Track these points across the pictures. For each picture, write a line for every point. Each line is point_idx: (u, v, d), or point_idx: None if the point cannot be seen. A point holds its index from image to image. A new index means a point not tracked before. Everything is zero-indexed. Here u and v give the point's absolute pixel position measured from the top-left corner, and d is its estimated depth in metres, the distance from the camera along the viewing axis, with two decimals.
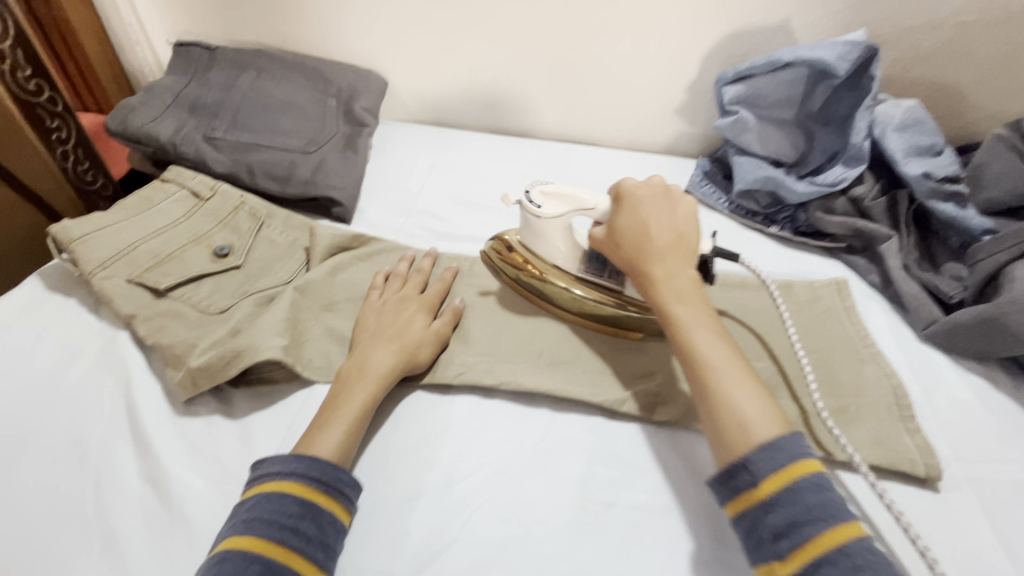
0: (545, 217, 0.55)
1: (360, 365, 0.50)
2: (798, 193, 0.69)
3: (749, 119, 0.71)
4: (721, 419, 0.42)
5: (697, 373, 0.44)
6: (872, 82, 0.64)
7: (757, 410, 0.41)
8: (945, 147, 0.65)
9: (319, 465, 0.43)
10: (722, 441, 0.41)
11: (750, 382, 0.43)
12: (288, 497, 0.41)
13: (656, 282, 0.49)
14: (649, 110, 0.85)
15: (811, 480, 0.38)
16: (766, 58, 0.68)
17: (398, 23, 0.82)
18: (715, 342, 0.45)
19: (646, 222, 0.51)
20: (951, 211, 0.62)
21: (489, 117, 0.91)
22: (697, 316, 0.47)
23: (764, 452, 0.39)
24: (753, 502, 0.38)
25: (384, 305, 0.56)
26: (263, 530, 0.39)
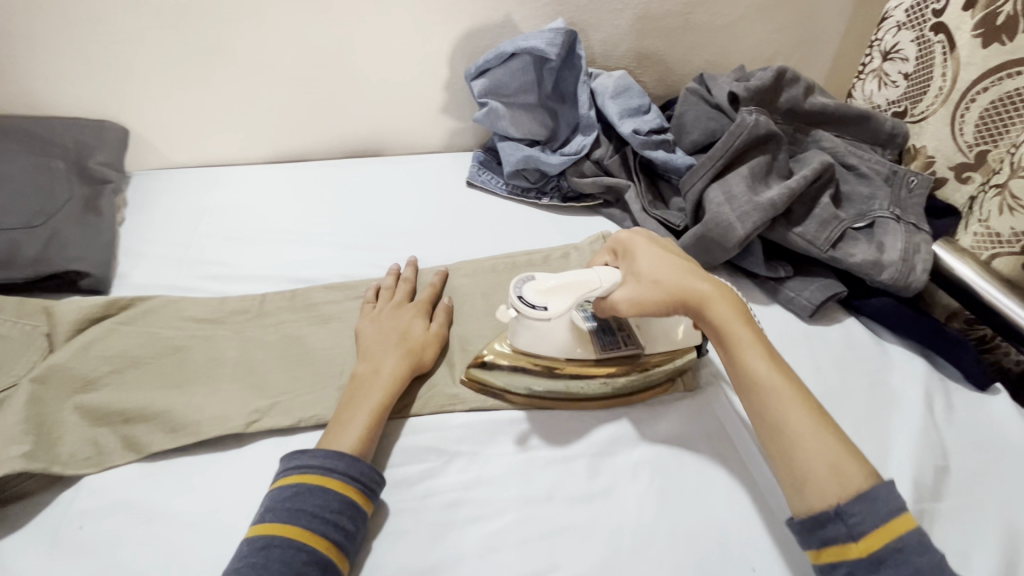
0: (552, 317, 0.48)
1: (371, 373, 0.51)
2: (553, 165, 0.78)
3: (499, 107, 0.78)
4: (809, 469, 0.42)
5: (773, 412, 0.45)
6: (581, 60, 0.77)
7: (845, 450, 0.42)
8: (651, 106, 0.78)
9: (357, 465, 0.45)
10: (817, 486, 0.41)
11: (821, 418, 0.44)
12: (330, 493, 0.43)
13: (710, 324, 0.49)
14: (419, 114, 0.89)
15: (913, 539, 0.38)
16: (495, 52, 0.76)
17: (122, 65, 0.74)
18: (781, 379, 0.46)
19: (680, 264, 0.51)
20: (662, 156, 0.74)
21: (262, 146, 0.87)
22: (758, 355, 0.47)
23: (862, 502, 0.39)
24: (851, 555, 0.39)
25: (382, 315, 0.58)
26: (306, 521, 0.41)
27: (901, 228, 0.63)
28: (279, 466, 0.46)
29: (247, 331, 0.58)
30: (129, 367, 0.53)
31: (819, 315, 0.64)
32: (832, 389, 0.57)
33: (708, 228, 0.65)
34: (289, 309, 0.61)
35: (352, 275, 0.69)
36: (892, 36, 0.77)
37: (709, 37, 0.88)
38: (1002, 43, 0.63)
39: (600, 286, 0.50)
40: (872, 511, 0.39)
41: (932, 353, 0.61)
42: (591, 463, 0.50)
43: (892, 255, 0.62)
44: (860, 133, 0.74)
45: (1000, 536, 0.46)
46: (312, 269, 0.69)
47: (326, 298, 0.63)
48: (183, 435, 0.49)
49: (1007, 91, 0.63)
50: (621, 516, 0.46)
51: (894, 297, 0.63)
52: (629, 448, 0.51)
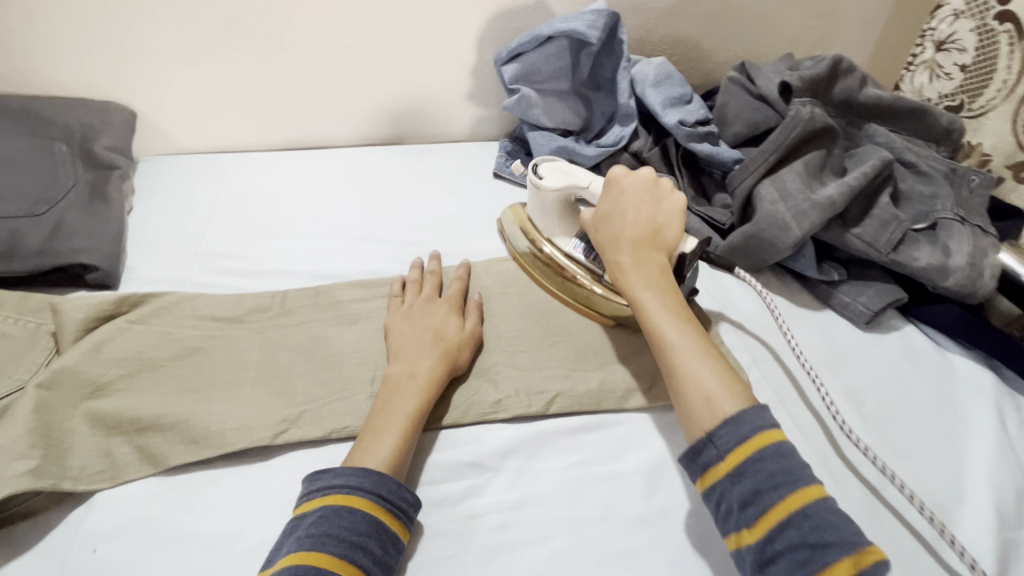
0: (540, 185, 0.58)
1: (405, 375, 0.48)
2: (588, 156, 0.74)
3: (531, 95, 0.74)
4: (688, 399, 0.43)
5: (661, 353, 0.45)
6: (622, 46, 0.72)
7: (725, 385, 0.42)
8: (695, 96, 0.74)
9: (386, 483, 0.41)
10: (692, 416, 0.42)
11: (703, 355, 0.44)
12: (357, 513, 0.39)
13: (626, 268, 0.50)
14: (440, 99, 0.84)
15: (773, 450, 0.39)
16: (529, 35, 0.70)
17: (128, 43, 0.69)
18: (675, 322, 0.46)
19: (621, 213, 0.52)
20: (708, 149, 0.69)
21: (276, 132, 0.82)
22: (661, 303, 0.47)
23: (727, 425, 0.40)
24: (721, 474, 0.39)
25: (414, 311, 0.54)
26: (331, 545, 0.37)
27: (967, 231, 0.59)
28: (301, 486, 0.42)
29: (269, 332, 0.54)
30: (142, 372, 0.49)
31: (876, 322, 0.61)
32: (895, 404, 0.53)
33: (760, 228, 0.61)
34: (312, 307, 0.57)
35: (378, 271, 0.64)
36: (949, 25, 0.72)
37: (752, 23, 0.83)
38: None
39: (588, 189, 0.57)
40: (738, 435, 0.39)
41: (998, 363, 0.57)
42: (647, 481, 0.46)
43: (959, 260, 0.57)
44: (916, 128, 0.70)
45: None
46: (333, 264, 0.65)
47: (352, 296, 0.59)
48: (203, 447, 0.45)
49: None
50: (685, 540, 0.43)
51: (957, 304, 0.60)
52: (686, 466, 0.47)
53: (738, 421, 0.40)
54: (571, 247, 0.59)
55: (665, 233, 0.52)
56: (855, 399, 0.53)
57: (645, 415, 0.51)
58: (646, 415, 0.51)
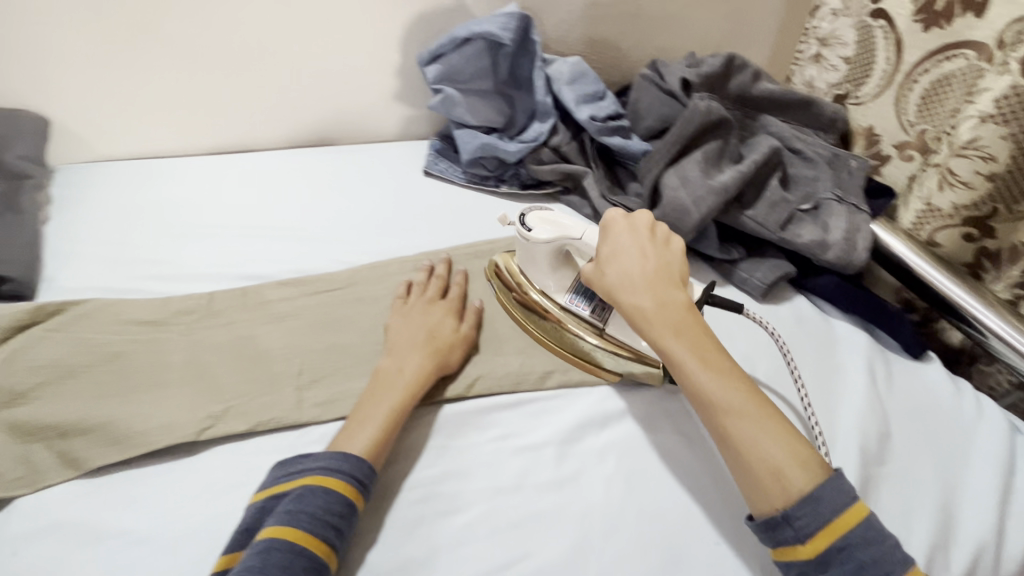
0: (531, 239, 0.56)
1: (395, 372, 0.51)
2: (511, 152, 0.77)
3: (454, 94, 0.77)
4: (755, 471, 0.42)
5: (715, 421, 0.44)
6: (535, 45, 0.76)
7: (790, 455, 0.42)
8: (608, 93, 0.78)
9: (364, 467, 0.44)
10: (758, 490, 0.42)
11: (756, 416, 0.43)
12: (333, 494, 0.42)
13: (653, 323, 0.48)
14: (369, 100, 0.86)
15: (859, 534, 0.39)
16: (448, 37, 0.74)
17: (36, 49, 0.67)
18: (724, 384, 0.45)
19: (630, 263, 0.51)
20: (618, 142, 0.74)
21: (201, 137, 0.82)
22: (697, 357, 0.46)
23: (805, 504, 0.40)
24: (802, 557, 0.40)
25: (413, 311, 0.57)
26: (305, 523, 0.40)
27: (844, 209, 0.67)
28: (273, 471, 0.45)
29: (195, 333, 0.55)
30: (62, 378, 0.49)
31: (771, 294, 0.67)
32: (784, 366, 0.59)
33: (665, 213, 0.67)
34: (239, 307, 0.58)
35: (306, 269, 0.66)
36: (830, 23, 0.81)
37: (662, 23, 0.89)
38: (945, 28, 0.65)
39: (582, 240, 0.55)
40: (818, 515, 0.40)
41: (872, 326, 0.64)
42: (558, 450, 0.50)
43: (836, 235, 0.65)
44: (806, 118, 0.77)
45: (935, 491, 0.49)
46: (262, 265, 0.65)
47: (279, 295, 0.60)
48: (126, 447, 0.46)
49: (946, 74, 0.65)
50: (592, 498, 0.47)
51: (839, 275, 0.66)
52: (595, 432, 0.52)
53: (816, 499, 0.40)
54: (566, 299, 0.58)
55: (677, 272, 0.51)
56: (750, 364, 0.59)
57: (558, 391, 0.55)
58: (559, 390, 0.55)
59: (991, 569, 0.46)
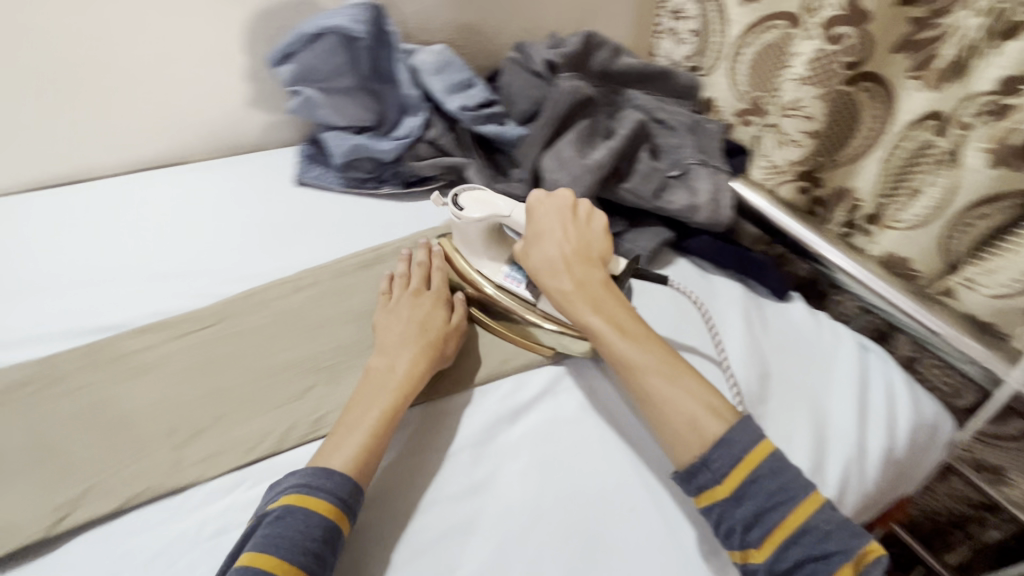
0: (462, 220, 0.57)
1: (386, 370, 0.50)
2: (386, 151, 0.73)
3: (314, 95, 0.72)
4: (671, 422, 0.45)
5: (633, 380, 0.48)
6: (392, 36, 0.72)
7: (702, 403, 0.46)
8: (476, 78, 0.77)
9: (345, 485, 0.42)
10: (676, 439, 0.45)
11: (668, 371, 0.47)
12: (314, 517, 0.40)
13: (574, 296, 0.52)
14: (219, 110, 0.77)
15: (766, 467, 0.42)
16: (295, 33, 0.69)
17: None
18: (639, 347, 0.49)
19: (553, 242, 0.55)
20: (494, 129, 0.74)
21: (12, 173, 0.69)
22: (615, 326, 0.50)
23: (720, 447, 0.43)
24: (720, 496, 0.42)
25: (400, 306, 0.56)
26: (283, 550, 0.38)
27: (707, 170, 0.72)
28: (263, 494, 0.43)
29: (33, 408, 0.47)
30: None
31: (655, 259, 0.70)
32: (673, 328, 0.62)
33: None
34: (90, 367, 0.51)
35: (167, 310, 0.58)
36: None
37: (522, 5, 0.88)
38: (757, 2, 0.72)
39: (512, 218, 0.58)
40: (731, 456, 0.43)
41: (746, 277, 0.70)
42: (472, 453, 0.50)
43: (704, 197, 0.69)
44: (666, 89, 0.81)
45: (811, 419, 0.55)
46: (114, 313, 0.57)
47: (137, 344, 0.53)
48: None
49: (767, 43, 0.72)
50: (507, 492, 0.47)
51: (711, 234, 0.71)
52: (506, 428, 0.52)
53: (728, 440, 0.43)
54: (502, 277, 0.60)
55: (597, 250, 0.55)
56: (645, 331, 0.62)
57: (468, 393, 0.54)
58: (466, 392, 0.54)
59: (863, 481, 0.52)
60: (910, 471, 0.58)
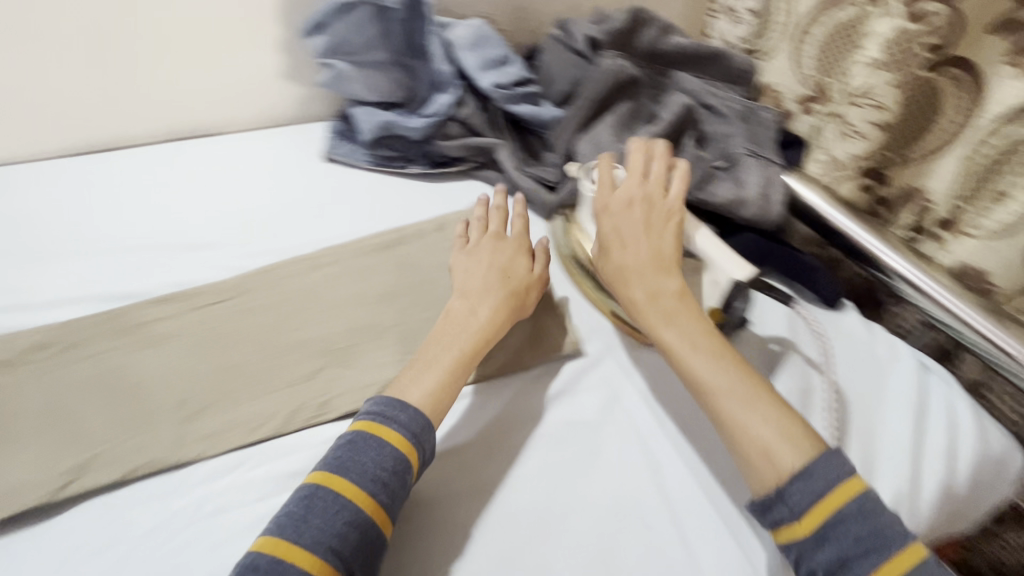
0: (593, 189, 0.58)
1: (466, 314, 0.50)
2: (414, 129, 0.70)
3: (346, 68, 0.70)
4: (746, 451, 0.41)
5: (707, 404, 0.44)
6: (426, 7, 0.68)
7: (779, 430, 0.41)
8: (512, 54, 0.73)
9: (418, 420, 0.43)
10: (751, 470, 0.41)
11: (744, 395, 0.43)
12: (386, 447, 0.41)
13: (641, 308, 0.49)
14: (252, 81, 0.76)
15: (853, 506, 0.38)
16: (328, 2, 0.67)
17: None
18: (714, 365, 0.45)
19: (627, 245, 0.51)
20: (527, 109, 0.71)
21: (54, 138, 0.70)
22: (687, 343, 0.46)
23: (799, 480, 0.39)
24: (801, 535, 0.38)
25: (481, 249, 0.56)
26: (356, 475, 0.40)
27: (757, 162, 0.65)
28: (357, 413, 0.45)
29: (52, 371, 0.48)
30: None
31: None
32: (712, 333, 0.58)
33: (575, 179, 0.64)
34: (109, 334, 0.51)
35: (189, 282, 0.58)
36: None
37: None
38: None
39: None
40: (811, 490, 0.38)
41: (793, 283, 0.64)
42: (482, 450, 0.47)
43: (751, 190, 0.63)
44: (718, 72, 0.74)
45: (856, 444, 0.50)
46: (137, 281, 0.57)
47: (157, 315, 0.53)
48: None
49: (840, 23, 0.64)
50: (515, 501, 0.45)
51: (757, 232, 0.65)
52: (518, 428, 0.49)
53: (808, 472, 0.39)
54: None
55: (669, 254, 0.51)
56: None
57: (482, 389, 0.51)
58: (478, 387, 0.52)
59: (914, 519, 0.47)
60: (970, 510, 0.51)
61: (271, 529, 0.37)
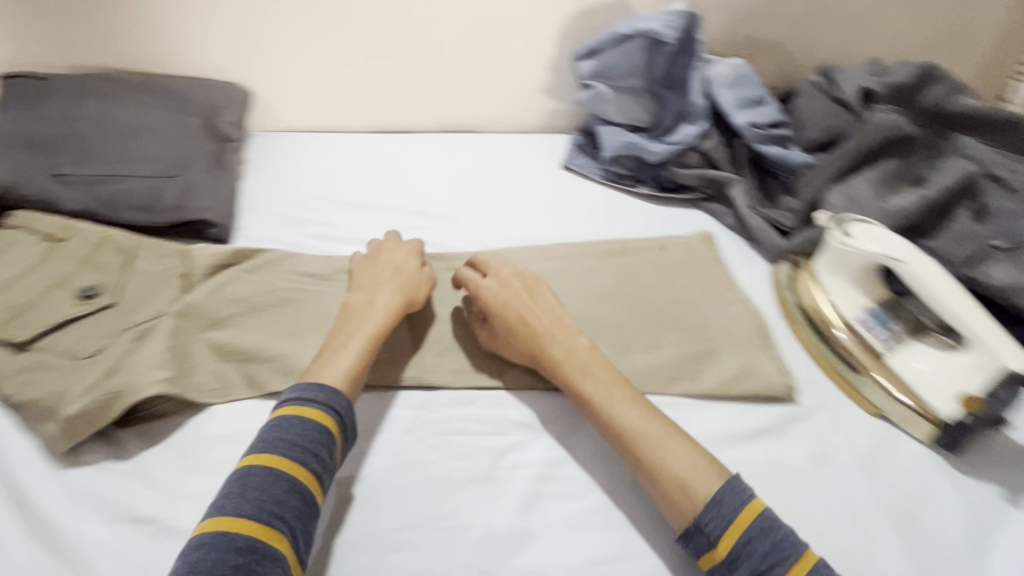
0: (850, 243, 0.57)
1: (365, 303, 0.54)
2: (655, 153, 0.75)
3: (606, 91, 0.77)
4: (666, 485, 0.44)
5: (631, 445, 0.46)
6: (697, 45, 0.73)
7: (702, 459, 0.44)
8: (768, 96, 0.75)
9: (337, 399, 0.46)
10: (671, 500, 0.44)
11: (675, 437, 0.46)
12: (308, 424, 0.44)
13: (557, 361, 0.51)
14: (518, 91, 0.88)
15: (757, 527, 0.40)
16: (608, 32, 0.74)
17: (246, 32, 0.78)
18: (638, 412, 0.47)
19: (540, 306, 0.55)
20: (777, 151, 0.71)
21: (364, 117, 0.89)
22: (607, 393, 0.49)
23: (711, 509, 0.42)
24: (717, 560, 0.41)
25: (387, 250, 0.60)
26: (281, 450, 0.42)
27: None
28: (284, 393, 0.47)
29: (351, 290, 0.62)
30: (252, 310, 0.58)
31: None
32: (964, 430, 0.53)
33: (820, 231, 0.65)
34: None
35: (446, 247, 0.70)
36: None
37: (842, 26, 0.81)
38: None
39: (902, 265, 0.54)
40: (722, 516, 0.41)
41: None
42: None
43: None
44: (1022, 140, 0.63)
45: None
46: (409, 238, 0.71)
47: None
48: (296, 378, 0.53)
49: None
50: None
51: None
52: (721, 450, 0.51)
53: (718, 500, 0.42)
54: (856, 316, 0.58)
55: (561, 320, 0.54)
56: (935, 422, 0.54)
57: (690, 404, 0.54)
58: (685, 401, 0.55)
59: None
60: None
61: (212, 511, 0.39)
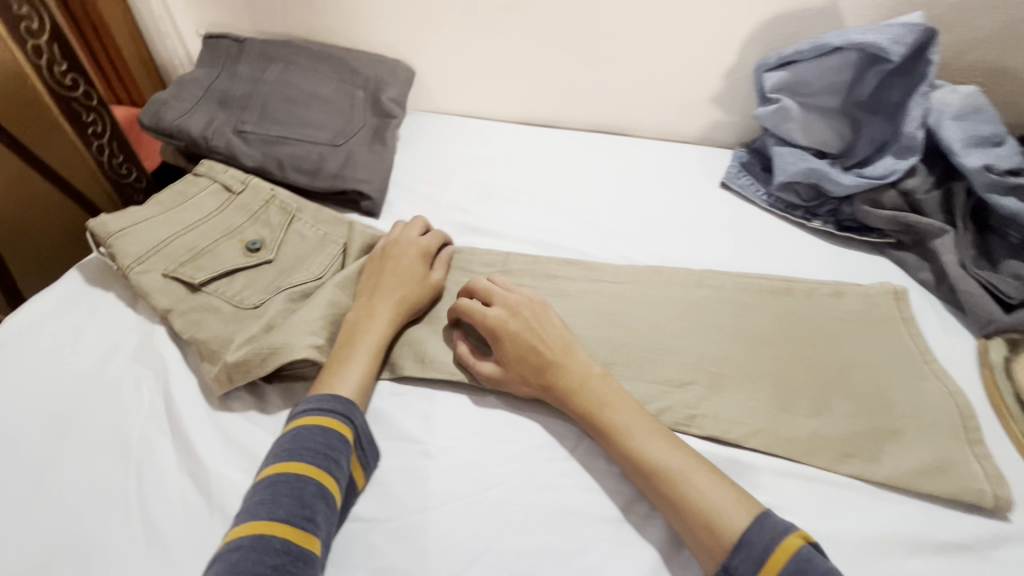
0: None
1: (364, 315, 0.52)
2: (844, 185, 0.65)
3: (792, 108, 0.68)
4: (694, 520, 0.40)
5: (658, 482, 0.42)
6: (929, 67, 0.60)
7: (735, 494, 0.41)
8: (1008, 136, 0.61)
9: (352, 408, 0.45)
10: (699, 540, 0.40)
11: (703, 469, 0.42)
12: (331, 432, 0.43)
13: (575, 388, 0.47)
14: (686, 97, 0.81)
15: (793, 563, 0.36)
16: (812, 42, 0.65)
17: (424, 10, 0.78)
18: (663, 444, 0.44)
19: (545, 330, 0.50)
20: (1013, 205, 0.58)
21: (518, 106, 0.87)
22: (631, 423, 0.45)
23: (738, 549, 0.38)
24: None
25: (400, 253, 0.57)
26: (308, 456, 0.41)
27: None
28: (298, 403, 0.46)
29: None
30: None
31: None
32: None
33: None
34: (531, 274, 0.61)
35: (591, 256, 0.66)
36: None
37: None
38: None
39: None
40: (752, 554, 0.38)
41: None
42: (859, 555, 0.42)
43: None
44: None
45: None
46: (552, 239, 0.68)
47: (567, 274, 0.62)
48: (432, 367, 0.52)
49: None
50: None
51: None
52: (905, 558, 0.42)
53: (747, 542, 0.38)
54: None
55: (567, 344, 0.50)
56: None
57: (865, 489, 0.46)
58: (860, 485, 0.47)
59: None
60: None
61: (244, 516, 0.38)
